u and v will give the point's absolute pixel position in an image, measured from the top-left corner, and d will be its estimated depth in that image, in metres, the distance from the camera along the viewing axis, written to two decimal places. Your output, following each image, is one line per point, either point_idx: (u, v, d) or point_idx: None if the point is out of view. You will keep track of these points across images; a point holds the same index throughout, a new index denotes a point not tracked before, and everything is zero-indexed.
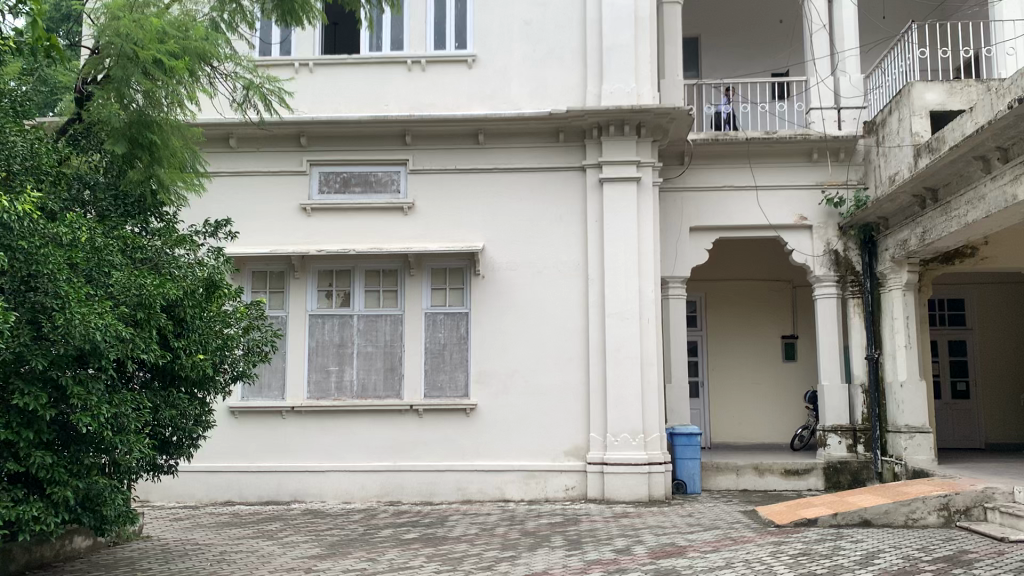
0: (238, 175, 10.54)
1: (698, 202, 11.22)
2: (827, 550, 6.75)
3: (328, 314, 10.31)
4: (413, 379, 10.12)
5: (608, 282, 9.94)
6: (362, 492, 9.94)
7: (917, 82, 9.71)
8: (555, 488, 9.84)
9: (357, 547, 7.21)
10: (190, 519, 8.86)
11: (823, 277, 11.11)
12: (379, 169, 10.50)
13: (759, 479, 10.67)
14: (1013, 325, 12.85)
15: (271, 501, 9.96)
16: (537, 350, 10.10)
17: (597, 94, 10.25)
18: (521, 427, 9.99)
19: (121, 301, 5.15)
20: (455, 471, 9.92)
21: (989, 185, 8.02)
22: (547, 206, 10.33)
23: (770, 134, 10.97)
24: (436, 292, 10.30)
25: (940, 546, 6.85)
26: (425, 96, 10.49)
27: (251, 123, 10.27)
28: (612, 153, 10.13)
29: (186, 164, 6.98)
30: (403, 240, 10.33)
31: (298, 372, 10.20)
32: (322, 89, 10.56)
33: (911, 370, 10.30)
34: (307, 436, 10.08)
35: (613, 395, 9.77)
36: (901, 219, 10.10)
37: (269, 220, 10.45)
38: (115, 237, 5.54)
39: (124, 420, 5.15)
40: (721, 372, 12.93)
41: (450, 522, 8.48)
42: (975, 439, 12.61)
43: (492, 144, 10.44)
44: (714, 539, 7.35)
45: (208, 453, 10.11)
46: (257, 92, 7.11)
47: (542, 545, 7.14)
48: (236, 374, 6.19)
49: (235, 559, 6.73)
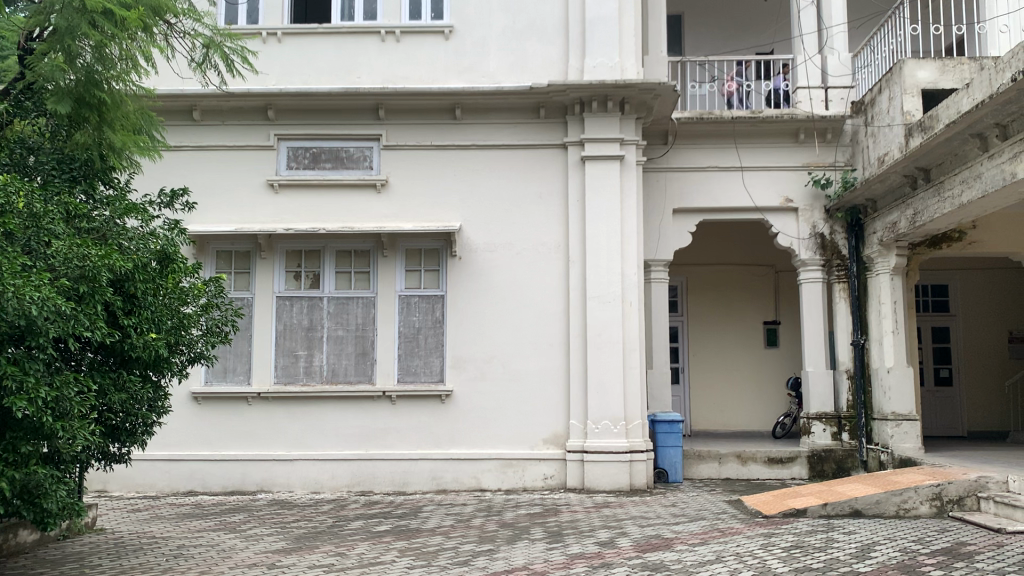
0: (201, 149, 10.03)
1: (682, 183, 10.87)
2: (820, 543, 6.44)
3: (296, 296, 9.85)
4: (386, 364, 9.69)
5: (589, 264, 9.58)
6: (331, 482, 9.52)
7: (908, 59, 9.44)
8: (533, 477, 9.49)
9: (325, 540, 6.79)
10: (149, 510, 8.39)
11: (808, 261, 10.81)
12: (350, 144, 10.04)
13: (742, 468, 10.39)
14: (998, 312, 12.66)
15: (236, 490, 9.52)
16: (516, 335, 9.71)
17: (579, 68, 9.84)
18: (499, 415, 9.61)
19: (61, 274, 4.68)
20: (430, 460, 9.52)
21: (986, 164, 7.74)
22: (526, 184, 9.92)
23: (756, 113, 10.62)
24: (410, 274, 9.87)
25: (936, 538, 6.56)
26: (399, 68, 10.04)
27: (215, 94, 9.77)
28: (594, 131, 9.76)
29: (140, 128, 6.49)
30: (376, 219, 9.88)
31: (265, 356, 9.74)
32: (291, 61, 10.07)
33: (898, 357, 10.04)
34: (274, 425, 9.64)
35: (593, 381, 9.42)
36: (890, 201, 9.83)
37: (235, 196, 9.95)
38: (57, 202, 5.05)
39: (67, 405, 4.70)
40: (701, 359, 12.63)
41: (424, 513, 8.08)
42: (958, 427, 12.44)
43: (469, 119, 10.01)
44: (702, 531, 7.02)
45: (170, 441, 9.64)
46: (218, 51, 6.61)
47: (521, 538, 6.76)
48: (194, 357, 5.77)
49: (193, 553, 6.29)
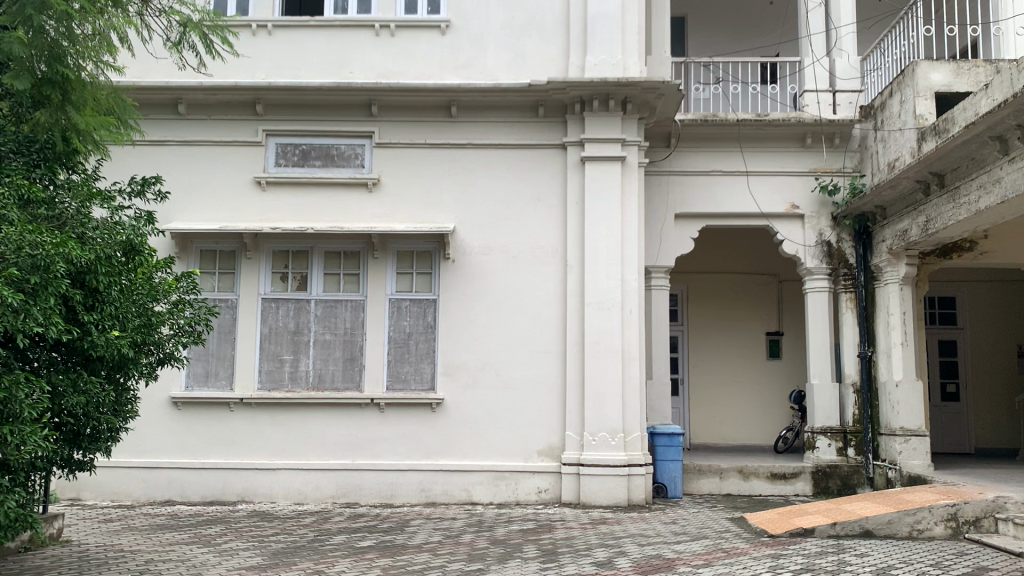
0: (185, 144, 9.63)
1: (685, 187, 10.51)
2: (832, 566, 6.04)
3: (282, 298, 9.45)
4: (375, 371, 9.29)
5: (589, 268, 9.19)
6: (315, 493, 9.10)
7: (923, 60, 9.11)
8: (526, 491, 9.08)
9: (304, 556, 6.37)
10: (120, 520, 7.96)
11: (815, 270, 10.45)
12: (341, 141, 9.67)
13: (743, 484, 10.00)
14: (1006, 326, 12.32)
15: (215, 500, 9.09)
16: (510, 343, 9.32)
17: (580, 66, 9.48)
18: (492, 426, 9.21)
19: (11, 263, 4.29)
20: (419, 471, 9.11)
21: (1006, 168, 7.35)
22: (523, 186, 9.55)
23: (762, 116, 10.26)
24: (401, 276, 9.47)
25: (954, 562, 6.17)
26: (393, 63, 9.67)
27: (201, 88, 9.39)
28: (594, 131, 9.39)
29: (107, 112, 6.10)
30: (367, 219, 9.50)
31: (248, 360, 9.33)
32: (282, 54, 9.69)
33: (907, 370, 9.66)
34: (256, 432, 9.22)
35: (591, 391, 9.02)
36: (901, 208, 9.46)
37: (221, 193, 9.56)
38: (11, 185, 4.72)
39: (15, 407, 4.30)
40: (702, 370, 12.24)
41: (411, 527, 7.67)
42: (965, 443, 12.06)
43: (465, 117, 9.64)
44: (705, 550, 6.62)
45: (148, 448, 9.22)
46: (196, 30, 6.17)
47: (514, 557, 6.35)
48: (163, 358, 5.39)
49: (162, 569, 5.87)
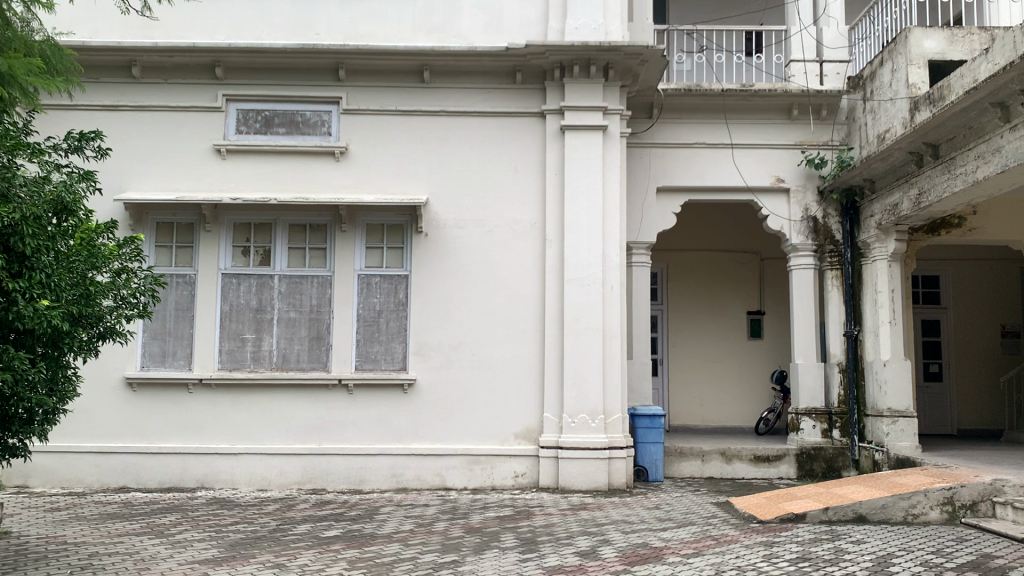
0: (139, 110, 9.02)
1: (667, 160, 10.09)
2: (829, 555, 5.69)
3: (243, 274, 8.92)
4: (342, 351, 8.80)
5: (568, 243, 8.77)
6: (279, 479, 8.62)
7: (916, 27, 8.75)
8: (503, 475, 8.67)
9: (264, 548, 5.89)
10: (68, 509, 7.42)
11: (800, 246, 10.08)
12: (307, 108, 9.13)
13: (726, 467, 9.68)
14: (988, 305, 12.08)
15: (173, 487, 8.58)
16: (486, 320, 8.88)
17: (560, 29, 9.02)
18: (466, 408, 8.77)
19: None
20: (389, 455, 8.66)
21: (1007, 136, 7.00)
22: (499, 156, 9.07)
23: (748, 86, 9.84)
24: (371, 251, 8.98)
25: (957, 549, 5.85)
26: (362, 25, 9.14)
27: (157, 49, 8.78)
28: (574, 98, 8.94)
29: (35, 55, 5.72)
30: (334, 189, 8.98)
31: (207, 340, 8.79)
32: (242, 14, 9.10)
33: (895, 349, 9.35)
34: (217, 416, 8.71)
35: (570, 371, 8.61)
36: (891, 181, 9.11)
37: (177, 162, 8.99)
38: None
39: None
40: (682, 349, 11.89)
41: (381, 515, 7.23)
42: (947, 425, 11.84)
43: (438, 84, 9.13)
44: (694, 538, 6.25)
45: (100, 431, 8.67)
46: None
47: (490, 547, 5.92)
48: (104, 333, 4.93)
49: (106, 564, 5.37)
